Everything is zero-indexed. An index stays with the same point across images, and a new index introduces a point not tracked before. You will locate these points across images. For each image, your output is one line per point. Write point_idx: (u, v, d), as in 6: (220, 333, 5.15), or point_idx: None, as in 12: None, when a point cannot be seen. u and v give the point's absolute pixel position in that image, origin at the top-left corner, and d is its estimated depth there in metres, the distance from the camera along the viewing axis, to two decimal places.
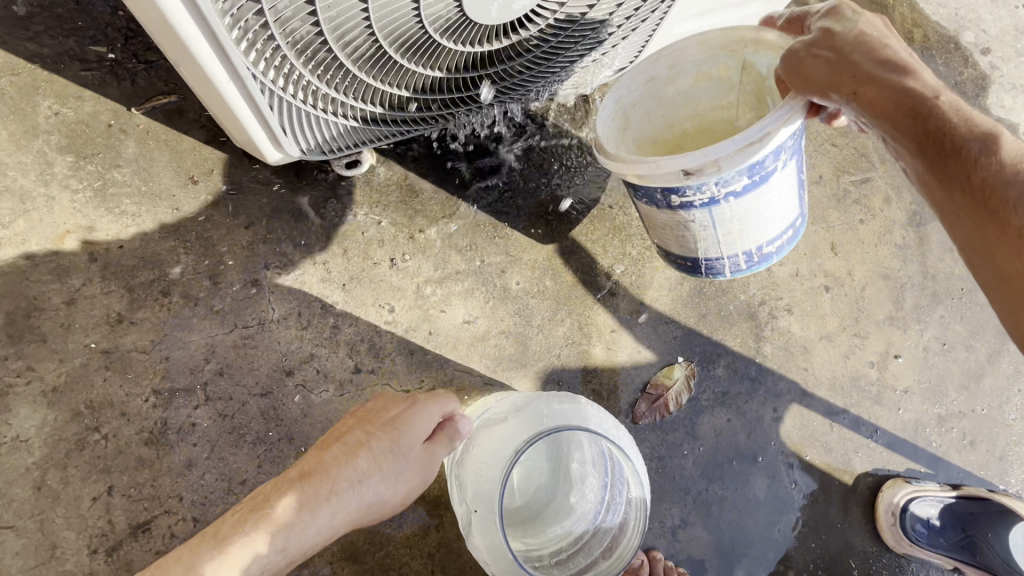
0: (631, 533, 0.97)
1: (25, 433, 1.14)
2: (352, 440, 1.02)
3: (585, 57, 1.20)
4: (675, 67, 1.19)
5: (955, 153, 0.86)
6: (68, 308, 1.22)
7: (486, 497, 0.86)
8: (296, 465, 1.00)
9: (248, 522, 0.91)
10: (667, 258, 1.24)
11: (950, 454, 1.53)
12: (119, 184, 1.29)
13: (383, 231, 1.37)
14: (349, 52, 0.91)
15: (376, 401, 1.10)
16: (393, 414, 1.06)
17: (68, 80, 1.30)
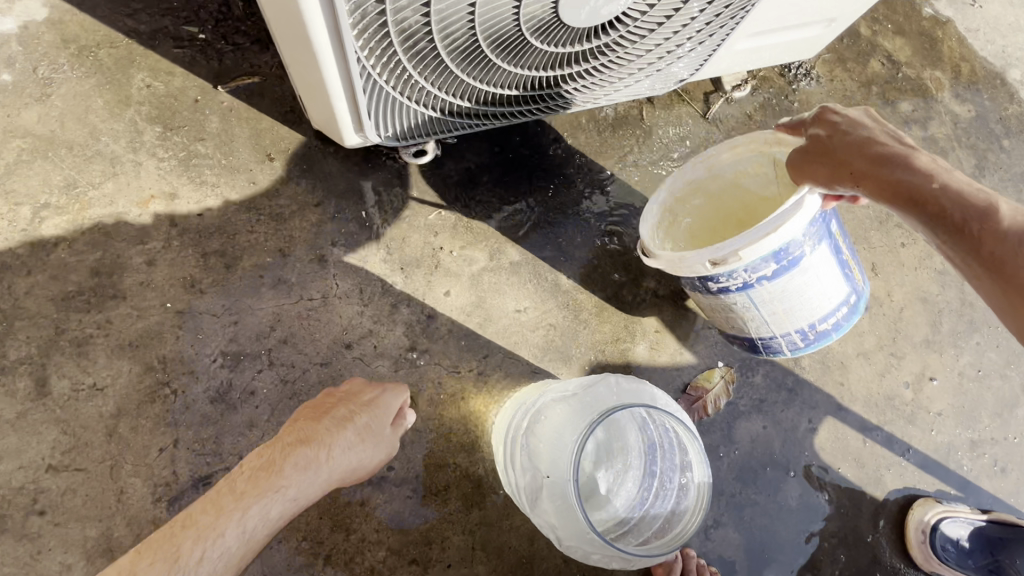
0: (687, 519, 1.02)
1: (101, 382, 1.21)
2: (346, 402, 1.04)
3: (654, 66, 1.26)
4: (714, 168, 1.29)
5: (969, 236, 0.87)
6: (148, 268, 1.28)
7: (561, 464, 0.90)
8: (306, 420, 0.99)
9: (256, 484, 0.87)
10: (729, 336, 1.36)
11: (981, 479, 1.55)
12: (202, 156, 1.37)
13: (444, 218, 1.43)
14: (447, 43, 0.98)
15: (349, 382, 1.11)
16: (378, 389, 1.09)
17: (162, 56, 1.38)
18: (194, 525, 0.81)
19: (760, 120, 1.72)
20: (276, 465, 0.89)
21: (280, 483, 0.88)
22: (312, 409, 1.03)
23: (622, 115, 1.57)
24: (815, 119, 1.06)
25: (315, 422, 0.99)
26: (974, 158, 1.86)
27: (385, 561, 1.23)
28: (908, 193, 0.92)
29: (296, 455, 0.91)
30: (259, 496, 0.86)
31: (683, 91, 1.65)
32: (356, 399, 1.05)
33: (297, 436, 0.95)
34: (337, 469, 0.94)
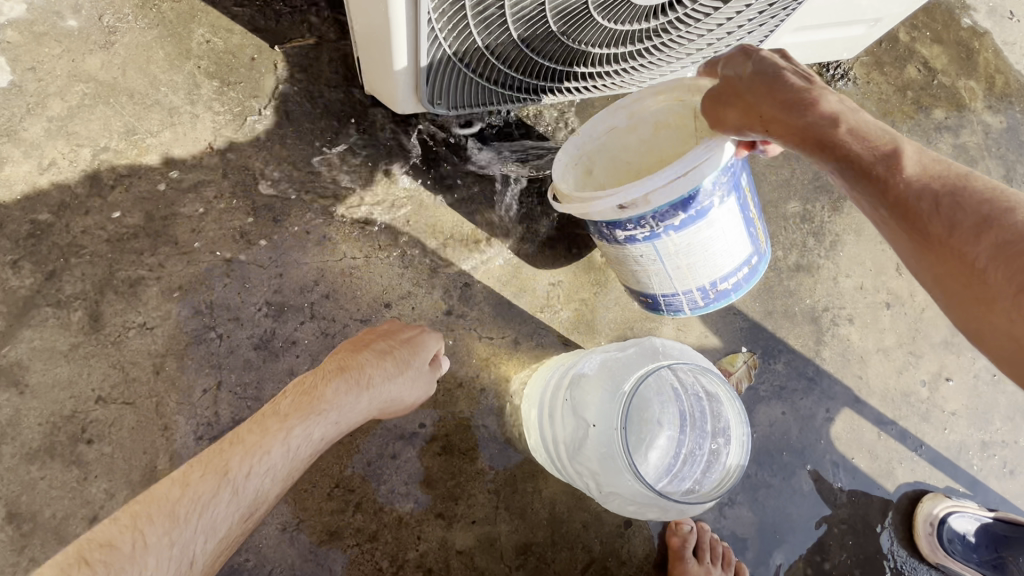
0: (717, 482, 1.07)
1: (151, 322, 1.25)
2: (378, 340, 1.17)
3: (705, 51, 1.28)
4: (635, 117, 1.25)
5: (881, 181, 0.84)
6: (200, 217, 1.32)
7: (607, 416, 0.97)
8: (343, 354, 1.12)
9: (302, 409, 1.00)
10: (633, 293, 1.33)
11: (989, 479, 1.58)
12: (256, 112, 1.40)
13: (484, 189, 1.47)
14: (516, 10, 1.02)
15: (386, 326, 1.22)
16: (409, 330, 1.22)
17: (222, 13, 1.42)
18: (239, 442, 0.95)
19: None
20: (317, 391, 1.03)
21: (325, 404, 1.02)
22: (350, 346, 1.15)
23: None
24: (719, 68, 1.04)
25: (352, 356, 1.11)
26: (1002, 169, 1.89)
27: (412, 513, 1.27)
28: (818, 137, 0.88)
29: (335, 382, 1.05)
30: (303, 419, 0.99)
31: None
32: (392, 337, 1.18)
33: (335, 366, 1.09)
34: (372, 399, 1.08)
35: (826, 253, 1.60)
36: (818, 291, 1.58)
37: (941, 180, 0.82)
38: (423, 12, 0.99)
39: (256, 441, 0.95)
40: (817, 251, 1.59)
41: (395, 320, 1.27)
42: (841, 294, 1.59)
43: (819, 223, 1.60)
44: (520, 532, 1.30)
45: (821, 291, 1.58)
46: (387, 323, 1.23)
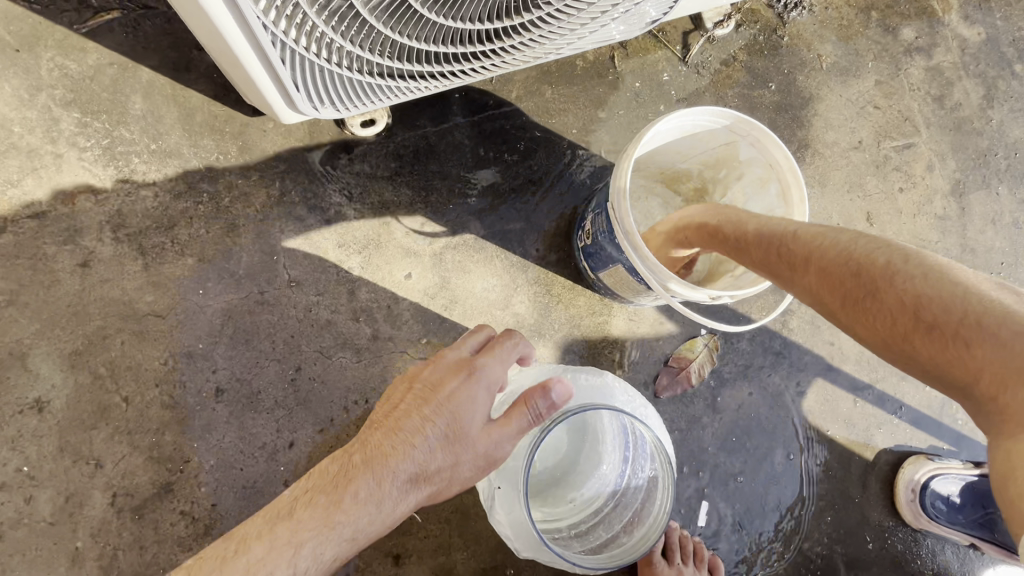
0: (656, 513, 1.02)
1: (46, 395, 1.15)
2: (423, 396, 0.91)
3: (623, 6, 1.06)
4: (682, 121, 1.09)
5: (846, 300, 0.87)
6: (83, 271, 1.20)
7: (509, 474, 0.94)
8: (385, 428, 0.90)
9: (317, 516, 0.82)
10: (600, 281, 1.30)
11: (975, 432, 1.50)
12: (130, 143, 1.25)
13: (400, 195, 1.34)
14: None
15: (439, 365, 0.94)
16: (460, 367, 0.93)
17: (69, 30, 1.23)
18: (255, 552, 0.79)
19: (745, 61, 1.56)
20: (338, 492, 0.84)
21: (346, 511, 0.83)
22: (391, 408, 0.92)
23: (591, 65, 1.47)
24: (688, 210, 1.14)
25: (400, 431, 0.88)
26: (983, 88, 1.67)
27: (360, 554, 1.21)
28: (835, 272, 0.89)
29: (360, 484, 0.84)
30: (316, 531, 0.81)
31: (659, 33, 1.51)
32: (446, 383, 0.91)
33: (364, 455, 0.87)
34: (410, 488, 0.86)
35: None
36: None
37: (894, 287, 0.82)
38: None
39: (260, 554, 0.79)
40: None
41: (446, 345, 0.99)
42: None
43: None
44: (478, 557, 1.25)
45: None
46: (451, 355, 0.94)
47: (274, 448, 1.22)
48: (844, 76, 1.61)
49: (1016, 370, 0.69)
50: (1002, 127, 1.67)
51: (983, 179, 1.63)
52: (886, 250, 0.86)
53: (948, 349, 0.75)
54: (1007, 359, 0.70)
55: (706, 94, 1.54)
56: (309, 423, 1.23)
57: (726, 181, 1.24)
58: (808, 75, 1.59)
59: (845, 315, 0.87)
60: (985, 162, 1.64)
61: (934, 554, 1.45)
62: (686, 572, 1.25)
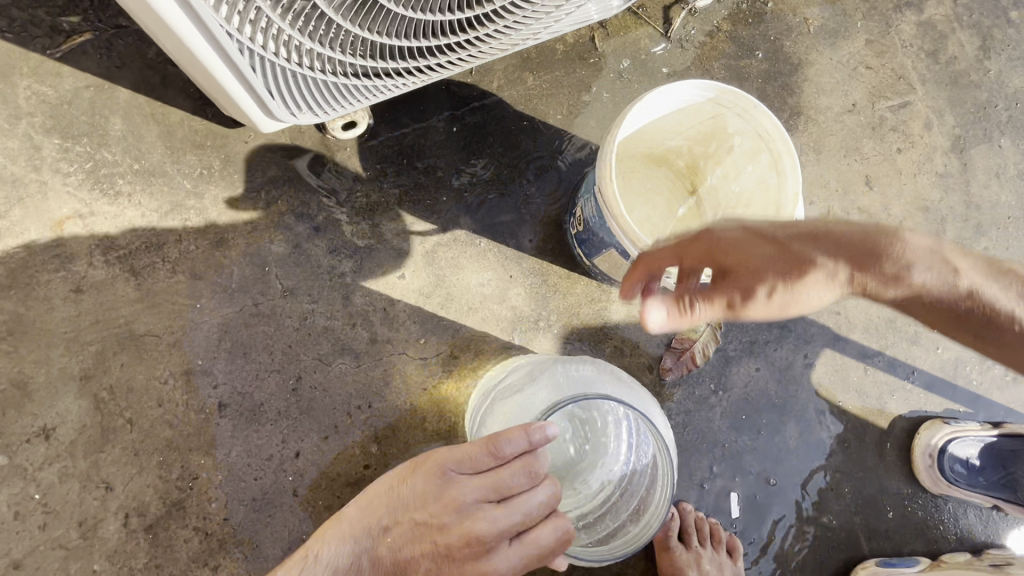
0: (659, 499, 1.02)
1: (51, 423, 1.15)
2: (446, 552, 0.91)
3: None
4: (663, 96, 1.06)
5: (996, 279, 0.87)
6: (76, 297, 1.20)
7: None
8: (410, 549, 0.93)
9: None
10: (595, 268, 1.28)
11: (992, 392, 1.47)
12: (112, 164, 1.24)
13: (387, 195, 1.33)
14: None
15: (478, 529, 0.90)
16: (495, 545, 0.90)
17: (44, 56, 1.22)
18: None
19: (729, 31, 1.52)
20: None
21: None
22: (420, 529, 0.93)
23: (571, 48, 1.44)
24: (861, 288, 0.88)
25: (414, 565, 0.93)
26: (978, 39, 1.62)
27: None
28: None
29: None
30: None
31: (639, 9, 1.48)
32: (474, 554, 0.90)
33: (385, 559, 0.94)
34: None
35: None
36: None
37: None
38: (200, 7, 0.76)
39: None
40: None
41: (505, 483, 0.92)
42: None
43: None
44: None
45: None
46: (492, 531, 0.90)
47: (281, 459, 1.22)
48: (833, 38, 1.56)
49: None
50: (1001, 77, 1.62)
51: (984, 132, 1.59)
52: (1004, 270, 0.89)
53: None
54: None
55: (692, 69, 1.50)
56: (313, 431, 1.23)
57: (717, 154, 1.21)
58: (795, 41, 1.54)
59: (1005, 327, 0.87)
60: (985, 115, 1.59)
61: (957, 519, 1.42)
62: (703, 555, 1.24)
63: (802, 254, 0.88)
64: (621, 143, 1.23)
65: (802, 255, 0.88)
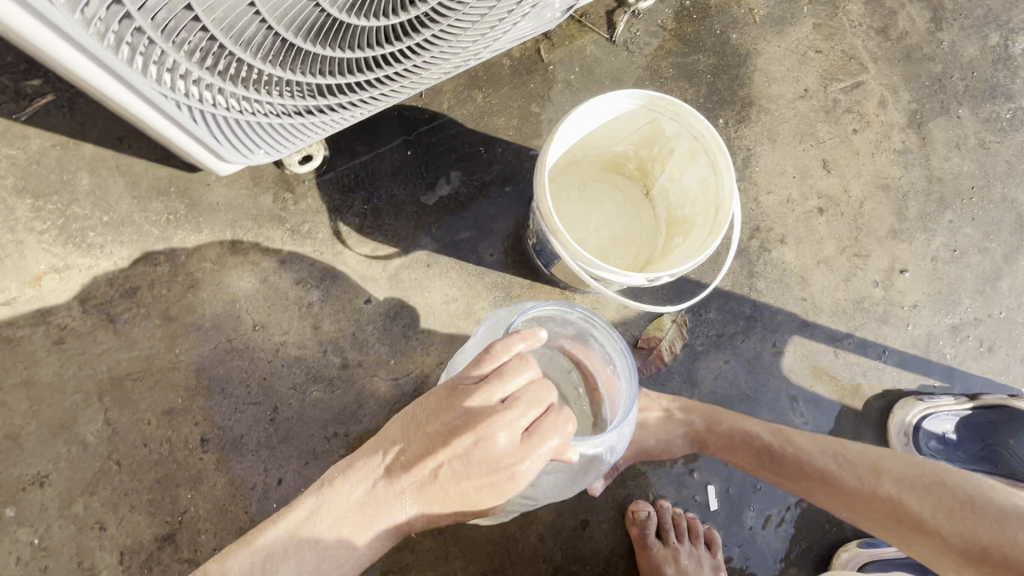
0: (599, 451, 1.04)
1: (44, 470, 1.21)
2: (461, 464, 0.84)
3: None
4: (595, 109, 1.08)
5: (867, 506, 1.11)
6: (59, 348, 1.25)
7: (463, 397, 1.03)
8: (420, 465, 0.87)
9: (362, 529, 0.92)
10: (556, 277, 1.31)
11: (967, 363, 1.48)
12: (83, 218, 1.30)
13: (348, 223, 1.37)
14: (235, 35, 0.79)
15: (489, 437, 0.82)
16: (505, 450, 0.83)
17: (10, 121, 1.28)
18: (334, 543, 0.93)
19: (675, 29, 1.53)
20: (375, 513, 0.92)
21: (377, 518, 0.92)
22: (428, 444, 0.86)
23: (518, 62, 1.47)
24: (706, 444, 1.28)
25: (434, 483, 0.88)
26: (928, 11, 1.61)
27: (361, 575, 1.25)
28: (904, 514, 1.07)
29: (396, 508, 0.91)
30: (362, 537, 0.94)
31: (582, 17, 1.49)
32: (485, 462, 0.83)
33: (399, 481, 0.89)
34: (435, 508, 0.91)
35: (742, 171, 1.49)
36: None
37: (890, 478, 1.11)
38: (129, 74, 0.79)
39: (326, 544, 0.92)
40: None
41: (512, 387, 0.85)
42: (765, 214, 1.48)
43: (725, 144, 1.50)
44: (477, 563, 1.28)
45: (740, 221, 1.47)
46: (504, 436, 0.83)
47: (265, 488, 1.26)
48: (780, 25, 1.57)
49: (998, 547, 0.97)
50: (954, 48, 1.61)
51: (941, 105, 1.58)
52: (877, 466, 1.13)
53: (954, 528, 1.01)
54: (991, 533, 0.98)
55: (641, 69, 1.51)
56: (294, 458, 1.28)
57: (660, 157, 1.23)
58: (742, 32, 1.55)
59: (864, 504, 1.11)
60: (941, 87, 1.59)
61: None
62: (681, 551, 1.26)
63: (679, 417, 1.28)
64: (569, 153, 1.25)
65: (681, 421, 1.28)
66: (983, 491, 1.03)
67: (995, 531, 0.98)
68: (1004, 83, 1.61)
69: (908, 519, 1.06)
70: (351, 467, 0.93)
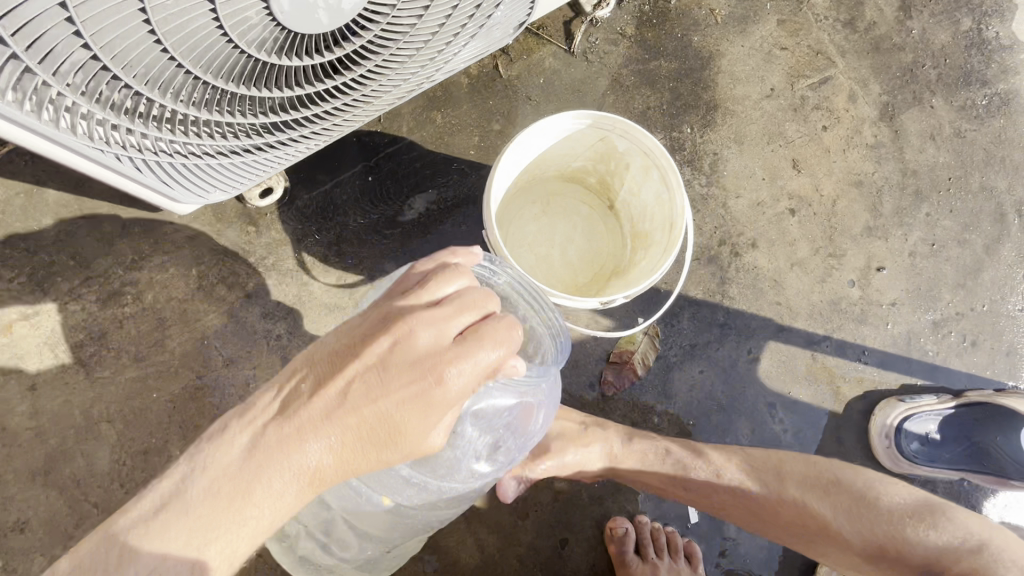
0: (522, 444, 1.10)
1: (25, 516, 1.23)
2: (376, 373, 0.70)
3: (477, 18, 1.07)
4: (544, 130, 1.09)
5: (775, 517, 1.14)
6: (33, 395, 1.27)
7: None
8: (328, 389, 0.71)
9: (242, 494, 0.69)
10: None
11: (949, 359, 1.45)
12: (48, 264, 1.30)
13: (314, 254, 1.37)
14: (159, 88, 0.79)
15: (413, 334, 0.70)
16: (433, 350, 0.70)
17: None
18: (208, 507, 0.69)
19: (634, 35, 1.50)
20: (261, 470, 0.70)
21: (264, 476, 0.70)
22: (338, 365, 0.72)
23: (476, 79, 1.45)
24: (621, 463, 1.22)
25: (342, 407, 0.70)
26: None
27: None
28: (806, 520, 1.11)
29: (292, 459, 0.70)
30: (241, 512, 0.69)
31: (539, 29, 1.47)
32: (408, 366, 0.69)
33: (300, 419, 0.71)
34: (348, 452, 0.72)
35: (709, 176, 1.47)
36: (705, 228, 1.45)
37: (797, 487, 1.13)
38: (56, 134, 0.79)
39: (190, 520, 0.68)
40: (697, 179, 1.47)
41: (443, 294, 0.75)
42: (735, 219, 1.46)
43: (691, 150, 1.48)
44: None
45: (709, 227, 1.45)
46: (430, 332, 0.70)
47: None
48: (742, 24, 1.53)
49: (892, 545, 1.06)
50: (925, 35, 1.56)
51: (914, 95, 1.55)
52: (782, 475, 1.15)
53: (854, 531, 1.08)
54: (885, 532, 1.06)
55: (601, 78, 1.49)
56: None
57: (618, 172, 1.23)
58: (704, 34, 1.52)
59: (772, 515, 1.14)
60: (913, 77, 1.55)
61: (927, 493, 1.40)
62: (661, 566, 1.25)
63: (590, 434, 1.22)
64: (526, 173, 1.25)
65: (594, 436, 1.22)
66: (878, 489, 1.11)
67: (893, 533, 1.06)
68: (979, 68, 1.56)
69: (810, 527, 1.11)
70: (241, 411, 0.75)
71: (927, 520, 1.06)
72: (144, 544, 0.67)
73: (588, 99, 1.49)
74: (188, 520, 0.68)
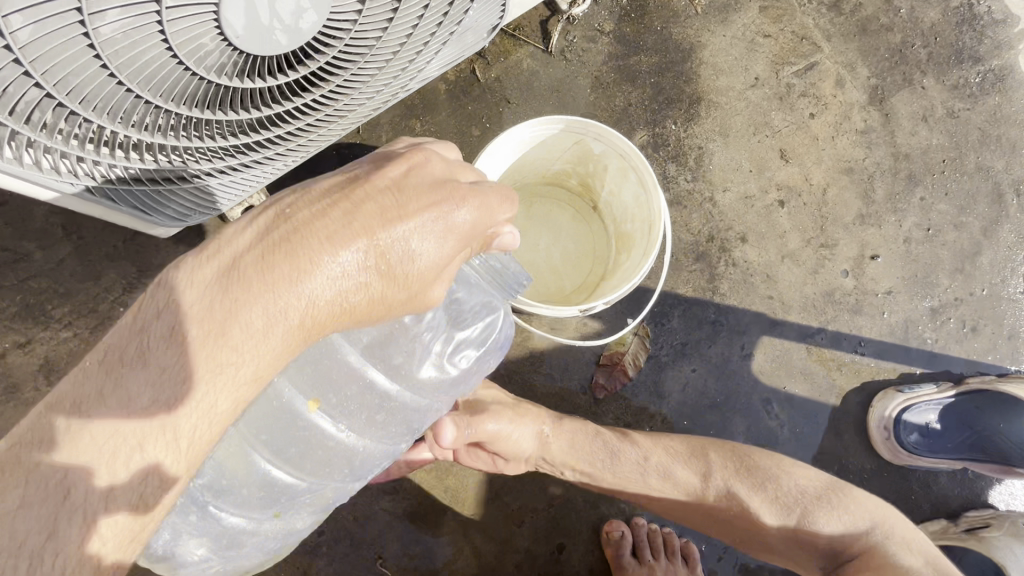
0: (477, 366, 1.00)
1: None
2: (392, 195, 0.67)
3: (447, 25, 1.04)
4: (517, 137, 1.08)
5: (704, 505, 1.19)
6: None
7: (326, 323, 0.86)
8: (326, 215, 0.66)
9: (224, 322, 0.61)
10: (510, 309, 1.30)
11: (949, 347, 1.42)
12: (37, 292, 1.32)
13: None
14: (119, 118, 0.78)
15: (424, 171, 0.71)
16: (446, 186, 0.71)
17: None
18: (190, 342, 0.61)
19: (613, 31, 1.47)
20: (244, 296, 0.62)
21: (253, 302, 0.62)
22: (338, 192, 0.67)
23: (453, 84, 1.44)
24: (550, 444, 1.18)
25: (350, 226, 0.65)
26: None
27: None
28: (730, 508, 1.17)
29: (280, 284, 0.62)
30: (226, 345, 0.62)
31: (515, 30, 1.45)
32: (421, 194, 0.69)
33: (290, 239, 0.63)
34: (348, 285, 0.66)
35: (695, 170, 1.45)
36: (693, 224, 1.42)
37: (727, 477, 1.17)
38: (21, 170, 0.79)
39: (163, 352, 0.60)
40: (682, 175, 1.44)
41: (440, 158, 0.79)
42: (723, 213, 1.43)
43: (675, 145, 1.45)
44: None
45: (697, 222, 1.42)
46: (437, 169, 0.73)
47: None
48: (724, 13, 1.49)
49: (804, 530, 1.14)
50: (915, 13, 1.51)
51: (904, 77, 1.50)
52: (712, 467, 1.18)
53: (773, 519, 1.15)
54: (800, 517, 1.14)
55: (581, 77, 1.47)
56: None
57: (598, 174, 1.21)
58: (684, 26, 1.48)
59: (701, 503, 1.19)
60: (903, 58, 1.50)
61: (929, 483, 1.38)
62: (657, 567, 1.25)
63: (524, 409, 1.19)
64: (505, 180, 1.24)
65: (527, 411, 1.19)
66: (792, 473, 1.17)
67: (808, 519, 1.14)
68: (971, 45, 1.51)
69: (733, 513, 1.17)
70: (207, 243, 0.65)
71: (837, 504, 1.14)
72: (99, 404, 0.59)
73: (568, 98, 1.47)
74: (163, 358, 0.60)
